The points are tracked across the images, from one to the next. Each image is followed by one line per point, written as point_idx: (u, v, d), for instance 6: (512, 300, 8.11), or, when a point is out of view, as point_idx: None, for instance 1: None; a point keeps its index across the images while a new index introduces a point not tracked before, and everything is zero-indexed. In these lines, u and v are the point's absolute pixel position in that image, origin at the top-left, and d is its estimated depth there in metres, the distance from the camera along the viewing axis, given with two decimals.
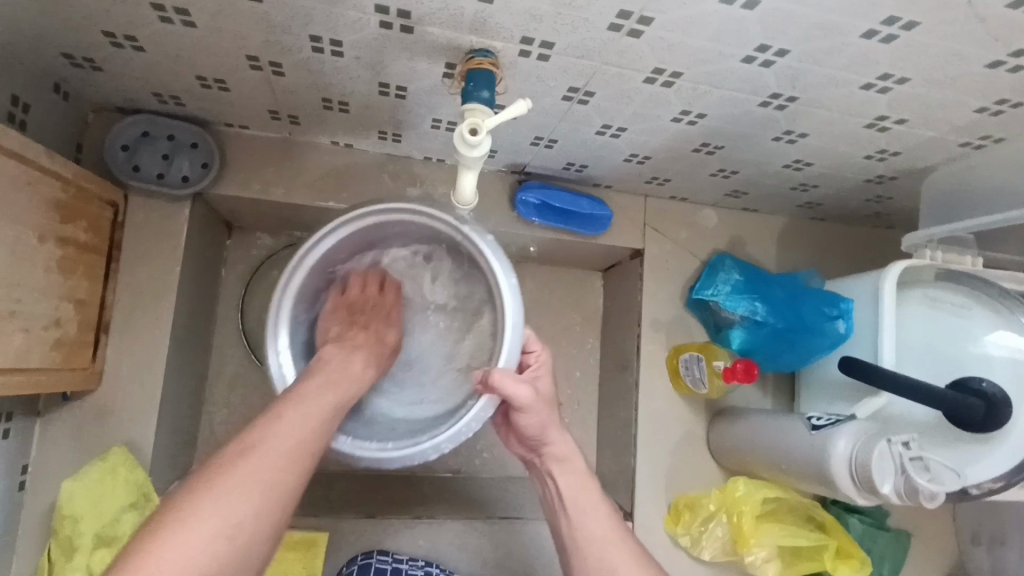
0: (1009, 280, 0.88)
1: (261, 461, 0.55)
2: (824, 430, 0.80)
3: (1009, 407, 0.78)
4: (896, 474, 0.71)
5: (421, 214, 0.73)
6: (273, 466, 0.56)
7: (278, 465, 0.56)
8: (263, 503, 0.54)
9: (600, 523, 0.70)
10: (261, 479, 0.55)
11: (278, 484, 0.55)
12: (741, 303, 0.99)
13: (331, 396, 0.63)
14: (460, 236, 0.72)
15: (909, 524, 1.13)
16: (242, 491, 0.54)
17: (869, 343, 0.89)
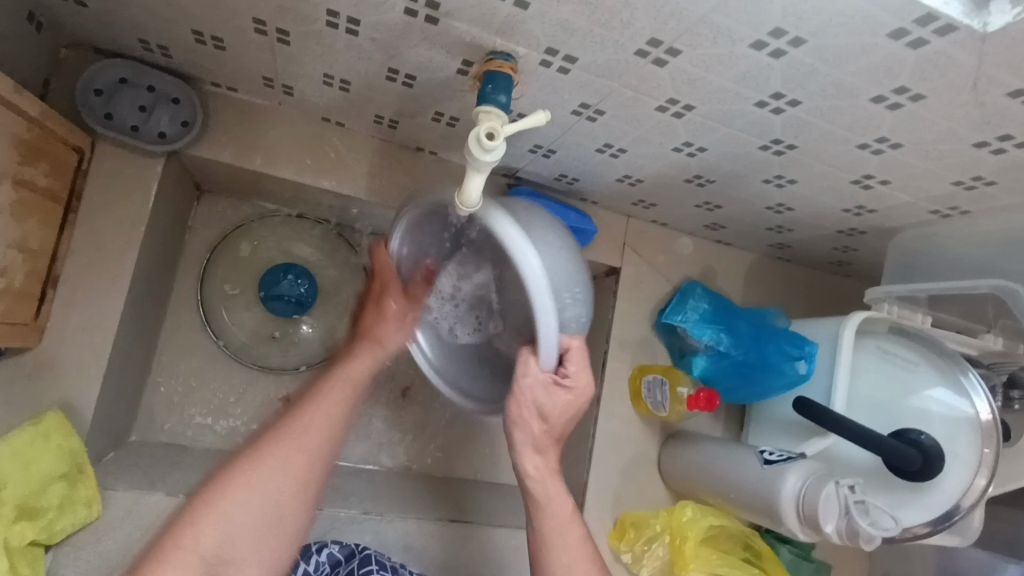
0: (951, 341, 0.95)
1: (297, 436, 0.70)
2: (776, 464, 0.83)
3: (941, 461, 0.83)
4: (840, 515, 0.75)
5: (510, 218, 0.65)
6: (293, 462, 0.69)
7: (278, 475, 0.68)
8: (304, 470, 0.69)
9: (569, 536, 0.76)
10: (269, 488, 0.67)
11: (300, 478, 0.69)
12: (706, 333, 1.02)
13: (325, 398, 0.73)
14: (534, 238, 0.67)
15: (831, 557, 1.19)
16: (274, 476, 0.67)
17: (823, 386, 0.93)
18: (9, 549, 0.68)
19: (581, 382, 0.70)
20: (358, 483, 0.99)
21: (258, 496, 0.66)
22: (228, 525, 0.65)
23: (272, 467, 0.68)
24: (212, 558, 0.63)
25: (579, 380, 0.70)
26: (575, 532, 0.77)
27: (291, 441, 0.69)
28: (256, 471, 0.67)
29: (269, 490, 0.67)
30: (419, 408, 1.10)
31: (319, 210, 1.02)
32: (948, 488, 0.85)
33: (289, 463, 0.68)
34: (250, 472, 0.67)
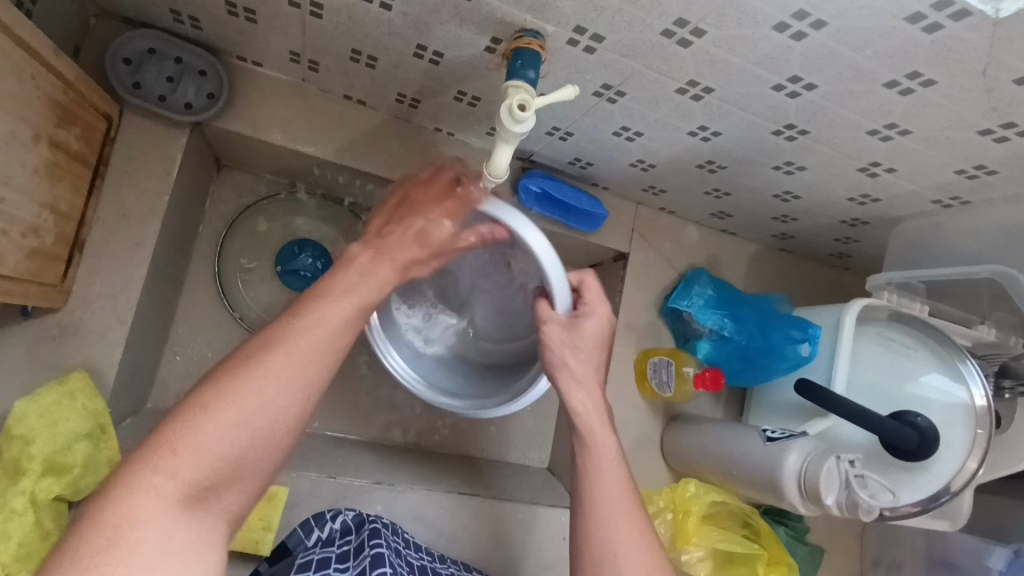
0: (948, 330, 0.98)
1: (302, 337, 0.54)
2: (778, 441, 0.86)
3: (936, 443, 0.86)
4: (840, 488, 0.77)
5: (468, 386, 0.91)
6: (287, 378, 0.53)
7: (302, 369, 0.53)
8: (291, 402, 0.53)
9: (626, 534, 0.68)
10: (280, 373, 0.52)
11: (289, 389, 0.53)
12: (711, 317, 1.05)
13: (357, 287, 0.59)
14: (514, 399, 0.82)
15: (824, 541, 1.23)
16: (233, 432, 0.50)
17: (823, 369, 0.96)
18: (35, 503, 0.70)
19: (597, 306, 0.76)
20: (368, 457, 1.01)
21: (228, 443, 0.50)
22: (189, 464, 0.48)
23: (251, 395, 0.51)
24: (197, 486, 0.48)
25: (597, 307, 0.75)
26: (635, 517, 0.69)
27: (279, 355, 0.53)
28: (249, 383, 0.51)
29: (260, 414, 0.51)
30: None
31: (336, 187, 1.04)
32: (941, 467, 0.88)
33: (255, 414, 0.51)
34: (235, 382, 0.51)
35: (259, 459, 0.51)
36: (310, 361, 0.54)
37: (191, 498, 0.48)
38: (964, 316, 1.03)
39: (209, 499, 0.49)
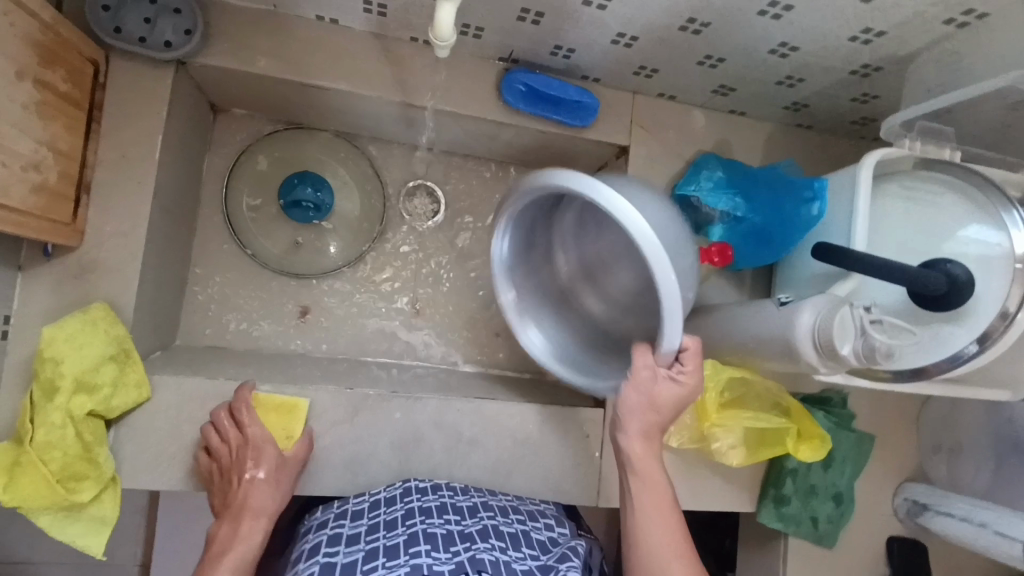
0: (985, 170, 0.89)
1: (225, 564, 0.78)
2: (790, 305, 0.82)
3: (968, 292, 0.80)
4: (856, 336, 0.73)
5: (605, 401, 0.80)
6: (248, 550, 0.80)
7: (231, 569, 0.78)
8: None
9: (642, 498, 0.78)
10: (229, 564, 0.78)
11: (238, 568, 0.78)
12: (722, 200, 1.00)
13: (231, 549, 0.80)
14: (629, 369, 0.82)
15: (871, 428, 1.16)
16: None
17: (841, 229, 0.90)
18: (73, 418, 0.77)
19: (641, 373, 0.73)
20: (386, 376, 1.04)
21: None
22: None
23: (217, 575, 0.77)
24: None
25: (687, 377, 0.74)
26: (667, 505, 0.78)
27: (228, 554, 0.79)
28: (217, 568, 0.77)
29: None
30: (442, 306, 1.14)
31: (327, 117, 1.06)
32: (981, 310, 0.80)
33: (226, 538, 0.81)
34: (208, 572, 0.78)
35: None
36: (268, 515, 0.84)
37: None
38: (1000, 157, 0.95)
39: None
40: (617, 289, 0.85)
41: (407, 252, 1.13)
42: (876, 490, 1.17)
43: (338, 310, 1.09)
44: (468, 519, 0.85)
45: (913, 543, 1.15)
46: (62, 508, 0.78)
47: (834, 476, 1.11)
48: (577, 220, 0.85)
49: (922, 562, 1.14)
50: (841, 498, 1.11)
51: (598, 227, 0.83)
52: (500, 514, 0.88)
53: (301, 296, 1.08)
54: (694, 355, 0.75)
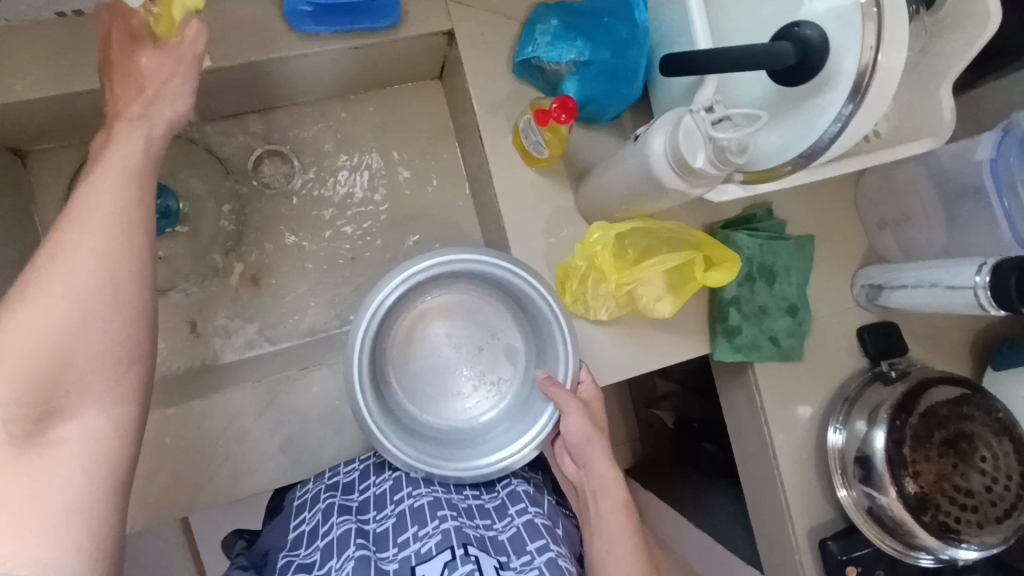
0: None
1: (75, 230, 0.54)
2: (642, 135, 0.74)
3: (821, 56, 0.72)
4: (705, 143, 0.66)
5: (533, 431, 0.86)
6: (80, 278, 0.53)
7: (82, 266, 0.54)
8: (83, 349, 0.53)
9: (609, 519, 0.82)
10: (77, 268, 0.53)
11: (98, 276, 0.54)
12: (563, 51, 0.90)
13: (69, 234, 0.54)
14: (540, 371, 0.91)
15: (809, 228, 1.10)
16: (41, 341, 0.50)
17: (684, 35, 0.81)
18: None
19: (569, 406, 0.84)
20: (301, 355, 1.00)
21: (85, 271, 0.54)
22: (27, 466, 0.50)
23: (50, 307, 0.51)
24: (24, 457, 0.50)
25: (568, 405, 0.84)
26: (623, 510, 0.82)
27: (66, 247, 0.54)
28: (32, 294, 0.51)
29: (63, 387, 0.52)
30: (338, 267, 1.09)
31: None
32: (844, 66, 0.71)
33: (99, 260, 0.54)
34: (35, 279, 0.52)
35: (106, 329, 0.54)
36: (113, 213, 0.57)
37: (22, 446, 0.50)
38: None
39: (46, 431, 0.51)
40: (455, 336, 0.96)
41: (281, 225, 1.07)
42: (833, 287, 1.12)
43: (234, 308, 1.05)
44: (457, 494, 0.86)
45: (884, 325, 1.11)
46: None
47: (782, 290, 1.05)
48: (416, 350, 0.95)
49: (897, 339, 1.10)
50: (796, 308, 1.06)
51: (442, 336, 0.95)
52: (485, 491, 0.90)
53: (192, 308, 1.03)
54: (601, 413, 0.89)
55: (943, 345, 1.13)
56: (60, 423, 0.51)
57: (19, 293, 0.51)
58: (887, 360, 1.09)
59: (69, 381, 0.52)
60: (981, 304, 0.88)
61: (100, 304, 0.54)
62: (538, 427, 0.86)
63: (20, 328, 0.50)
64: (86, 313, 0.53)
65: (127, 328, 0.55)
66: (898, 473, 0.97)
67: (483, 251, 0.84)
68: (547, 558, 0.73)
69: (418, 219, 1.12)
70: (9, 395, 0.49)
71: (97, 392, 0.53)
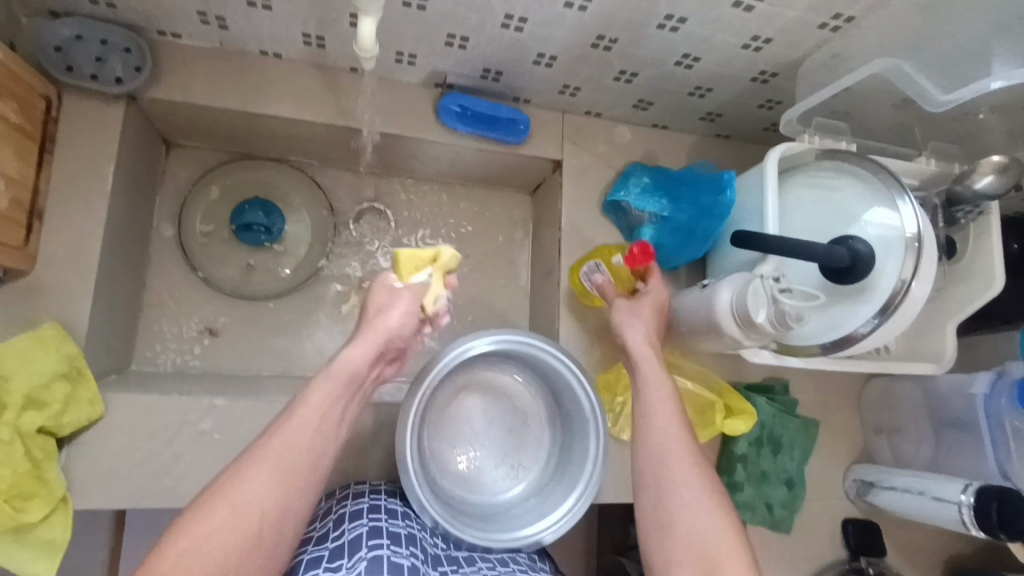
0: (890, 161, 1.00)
1: (292, 426, 0.73)
2: (712, 285, 0.88)
3: (871, 265, 0.88)
4: (768, 304, 0.79)
5: (563, 517, 0.90)
6: (301, 439, 0.73)
7: (312, 423, 0.74)
8: (290, 491, 0.70)
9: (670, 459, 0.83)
10: (307, 422, 0.74)
11: (315, 445, 0.74)
12: (650, 202, 1.09)
13: (288, 423, 0.74)
14: (572, 461, 0.96)
15: (815, 413, 1.21)
16: (261, 476, 0.69)
17: (757, 219, 0.98)
18: (22, 435, 0.78)
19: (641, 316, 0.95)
20: (340, 388, 1.06)
21: (254, 505, 0.68)
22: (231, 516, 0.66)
23: (252, 477, 0.69)
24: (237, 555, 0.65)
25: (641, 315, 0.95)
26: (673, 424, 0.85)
27: (294, 421, 0.74)
28: (249, 470, 0.69)
29: (269, 492, 0.69)
30: None
31: (276, 145, 1.12)
32: (882, 282, 0.89)
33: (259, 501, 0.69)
34: (243, 471, 0.69)
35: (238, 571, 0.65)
36: (323, 433, 0.75)
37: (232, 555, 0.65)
38: (880, 145, 1.07)
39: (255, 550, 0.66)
40: (495, 414, 1.02)
41: (357, 269, 1.18)
42: (826, 472, 1.20)
43: (292, 328, 1.12)
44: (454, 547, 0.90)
45: (866, 523, 1.17)
46: (8, 533, 0.77)
47: (783, 462, 1.14)
48: (450, 419, 1.00)
49: (876, 540, 1.16)
50: (793, 482, 1.14)
51: (484, 409, 1.01)
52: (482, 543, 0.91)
53: (255, 316, 1.10)
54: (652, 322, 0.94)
55: (915, 560, 1.19)
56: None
57: (263, 447, 0.71)
58: (866, 557, 1.15)
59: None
60: (963, 520, 0.97)
61: (314, 476, 0.73)
62: (569, 516, 0.90)
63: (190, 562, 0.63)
64: (317, 441, 0.74)
65: (322, 456, 0.74)
66: None
67: (556, 346, 0.91)
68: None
69: (476, 302, 1.24)
70: (238, 511, 0.67)
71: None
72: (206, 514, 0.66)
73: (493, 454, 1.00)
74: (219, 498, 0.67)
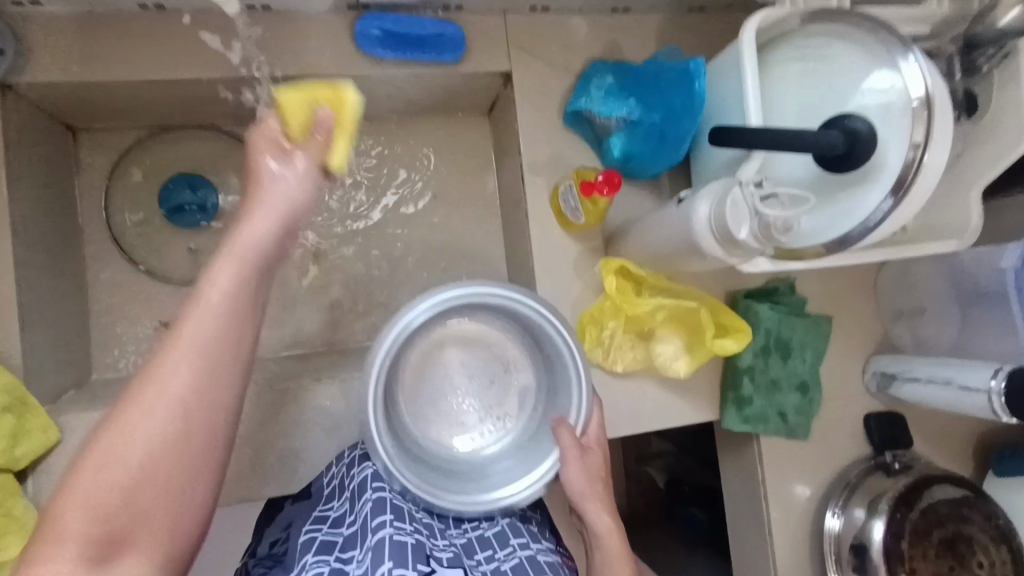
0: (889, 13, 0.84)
1: (208, 290, 0.61)
2: (689, 199, 0.76)
3: (876, 145, 0.74)
4: (752, 215, 0.67)
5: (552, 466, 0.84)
6: (215, 335, 0.60)
7: (221, 299, 0.61)
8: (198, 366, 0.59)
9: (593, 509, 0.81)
10: (218, 327, 0.60)
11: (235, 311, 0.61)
12: (615, 107, 0.95)
13: (205, 290, 0.61)
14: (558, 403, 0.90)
15: (827, 310, 1.11)
16: (175, 361, 0.58)
17: (738, 109, 0.84)
18: None
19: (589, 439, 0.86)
20: (313, 363, 1.00)
21: (173, 395, 0.58)
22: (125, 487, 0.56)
23: (166, 385, 0.58)
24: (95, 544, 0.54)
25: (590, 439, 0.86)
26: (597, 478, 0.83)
27: (199, 308, 0.60)
28: (162, 355, 0.59)
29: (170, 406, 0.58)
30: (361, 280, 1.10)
31: (190, 110, 0.99)
32: (888, 160, 0.75)
33: (195, 326, 0.59)
34: (151, 369, 0.59)
35: (186, 449, 0.58)
36: (225, 316, 0.61)
37: (103, 548, 0.54)
38: None
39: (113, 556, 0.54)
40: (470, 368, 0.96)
41: (311, 232, 1.09)
42: (844, 370, 1.12)
43: None
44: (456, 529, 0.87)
45: (890, 416, 1.11)
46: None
47: (795, 366, 1.06)
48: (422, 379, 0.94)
49: (901, 431, 1.11)
50: (806, 386, 1.07)
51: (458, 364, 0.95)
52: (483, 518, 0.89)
53: None
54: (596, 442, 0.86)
55: (947, 445, 1.13)
56: (124, 562, 0.55)
57: (175, 333, 0.59)
58: (892, 451, 1.10)
59: (116, 510, 0.55)
60: (994, 409, 0.89)
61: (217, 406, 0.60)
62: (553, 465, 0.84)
63: (134, 429, 0.57)
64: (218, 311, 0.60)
65: (245, 295, 0.62)
66: (894, 568, 0.97)
67: (523, 288, 0.83)
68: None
69: (446, 248, 1.14)
70: (128, 480, 0.56)
71: (190, 468, 0.59)
72: (117, 443, 0.56)
73: (474, 407, 0.95)
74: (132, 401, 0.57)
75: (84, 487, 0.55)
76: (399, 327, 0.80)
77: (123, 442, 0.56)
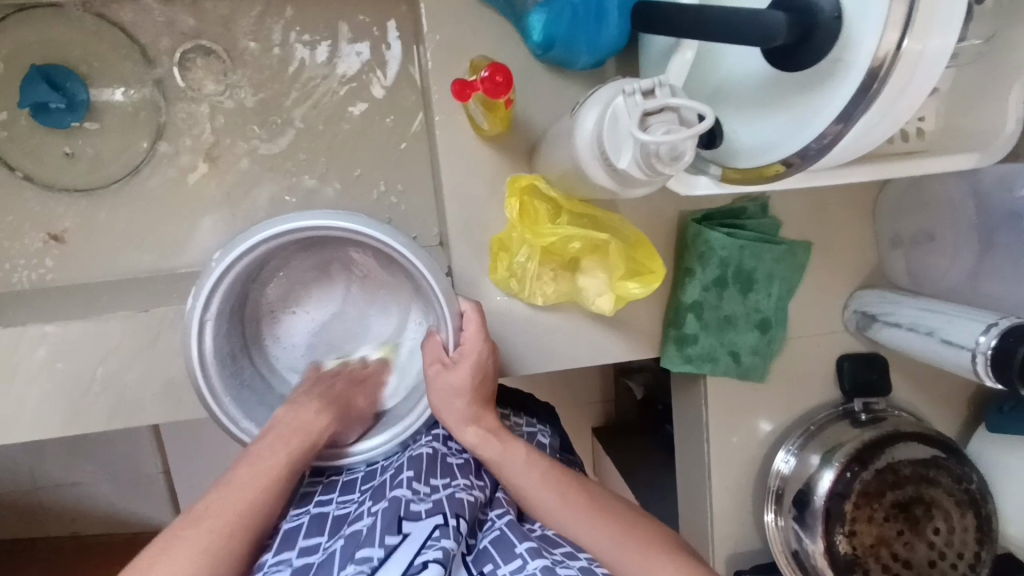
0: None
1: (267, 459, 0.67)
2: (579, 111, 0.59)
3: (836, 33, 0.54)
4: (633, 141, 0.50)
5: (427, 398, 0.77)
6: (266, 485, 0.66)
7: (275, 467, 0.67)
8: (260, 496, 0.65)
9: (471, 432, 0.74)
10: (266, 474, 0.66)
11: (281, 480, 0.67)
12: None
13: (262, 457, 0.67)
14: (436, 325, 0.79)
15: (808, 236, 0.92)
16: (235, 496, 0.64)
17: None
18: None
19: (468, 347, 0.75)
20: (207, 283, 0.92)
21: (222, 521, 0.61)
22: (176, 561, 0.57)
23: (217, 497, 0.63)
24: None
25: (469, 347, 0.75)
26: (473, 392, 0.74)
27: (255, 472, 0.66)
28: (216, 492, 0.64)
29: (232, 504, 0.63)
30: (264, 191, 0.97)
31: None
32: (854, 52, 0.54)
33: (314, 407, 0.75)
34: (198, 508, 0.62)
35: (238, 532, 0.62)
36: (276, 477, 0.67)
37: None
38: None
39: None
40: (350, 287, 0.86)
41: (204, 134, 0.96)
42: (821, 307, 0.95)
43: (149, 221, 0.96)
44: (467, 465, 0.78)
45: (868, 359, 0.95)
46: None
47: (756, 301, 0.90)
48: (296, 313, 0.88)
49: (878, 378, 0.95)
50: (768, 324, 0.91)
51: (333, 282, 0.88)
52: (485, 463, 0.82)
53: (102, 211, 0.95)
54: (474, 348, 0.75)
55: (931, 390, 0.98)
56: None
57: (218, 491, 0.64)
58: (862, 400, 0.96)
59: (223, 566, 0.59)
60: (976, 370, 0.73)
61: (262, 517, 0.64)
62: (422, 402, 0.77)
63: (194, 526, 0.60)
64: (276, 462, 0.68)
65: (293, 459, 0.69)
66: (832, 528, 0.87)
67: (296, 218, 0.67)
68: (553, 542, 0.65)
69: (363, 152, 0.99)
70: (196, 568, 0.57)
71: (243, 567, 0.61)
72: (164, 552, 0.58)
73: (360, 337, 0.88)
74: (184, 529, 0.60)
75: (201, 522, 0.61)
76: (199, 322, 0.71)
77: (242, 489, 0.64)
